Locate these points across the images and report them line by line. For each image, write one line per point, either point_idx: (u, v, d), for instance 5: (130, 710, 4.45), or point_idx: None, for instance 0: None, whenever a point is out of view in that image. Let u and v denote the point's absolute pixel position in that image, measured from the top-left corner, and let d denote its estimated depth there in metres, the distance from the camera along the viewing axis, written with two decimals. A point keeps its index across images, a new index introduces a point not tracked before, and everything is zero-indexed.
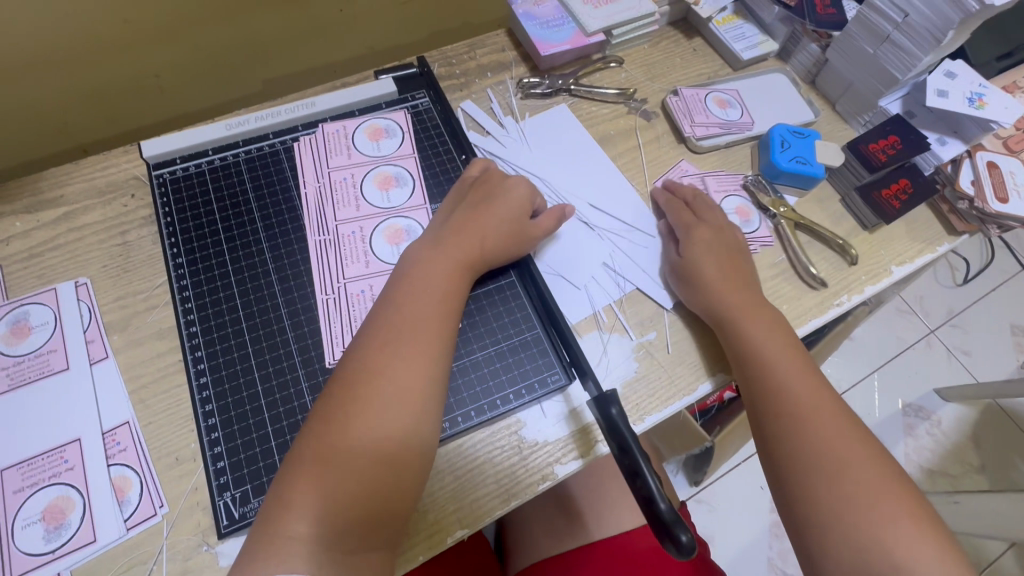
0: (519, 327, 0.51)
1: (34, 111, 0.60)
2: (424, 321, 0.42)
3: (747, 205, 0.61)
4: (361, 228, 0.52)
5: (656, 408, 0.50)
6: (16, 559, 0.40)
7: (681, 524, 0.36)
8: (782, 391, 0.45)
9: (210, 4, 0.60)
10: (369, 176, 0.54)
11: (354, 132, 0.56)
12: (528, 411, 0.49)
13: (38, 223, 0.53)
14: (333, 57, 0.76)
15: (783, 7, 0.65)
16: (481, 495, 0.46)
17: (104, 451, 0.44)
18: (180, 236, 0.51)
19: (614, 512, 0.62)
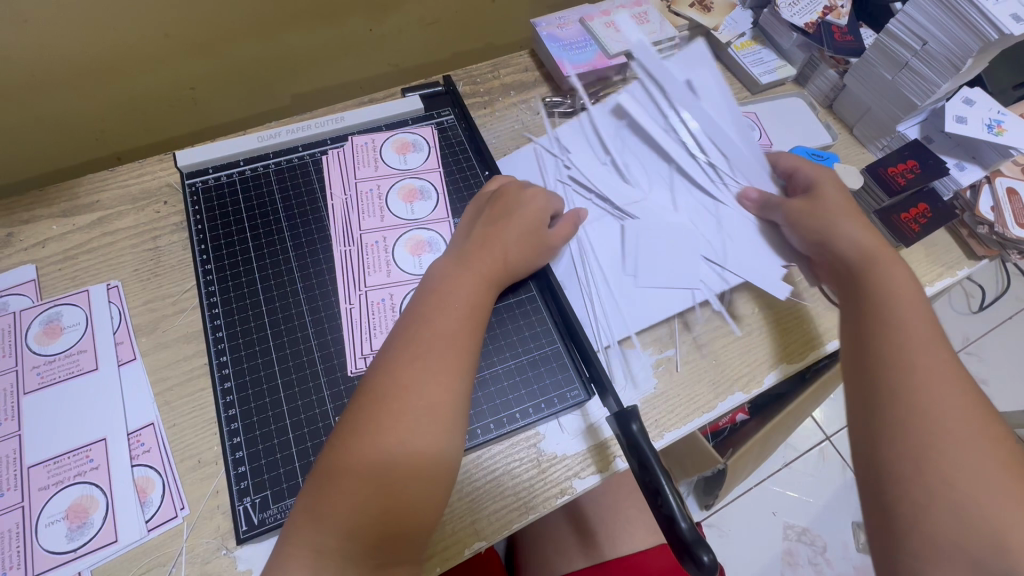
0: (539, 341, 0.51)
1: (75, 119, 0.63)
2: (451, 336, 0.43)
3: None
4: (385, 238, 0.52)
5: (675, 425, 0.50)
6: (40, 557, 0.41)
7: (702, 543, 0.35)
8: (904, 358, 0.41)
9: (247, 21, 0.63)
10: (395, 187, 0.55)
11: (382, 145, 0.57)
12: (546, 425, 0.49)
13: (74, 227, 0.54)
14: (361, 73, 0.79)
15: (801, 34, 0.66)
16: (498, 507, 0.46)
17: (129, 451, 0.45)
18: (210, 243, 0.52)
19: (628, 531, 0.62)
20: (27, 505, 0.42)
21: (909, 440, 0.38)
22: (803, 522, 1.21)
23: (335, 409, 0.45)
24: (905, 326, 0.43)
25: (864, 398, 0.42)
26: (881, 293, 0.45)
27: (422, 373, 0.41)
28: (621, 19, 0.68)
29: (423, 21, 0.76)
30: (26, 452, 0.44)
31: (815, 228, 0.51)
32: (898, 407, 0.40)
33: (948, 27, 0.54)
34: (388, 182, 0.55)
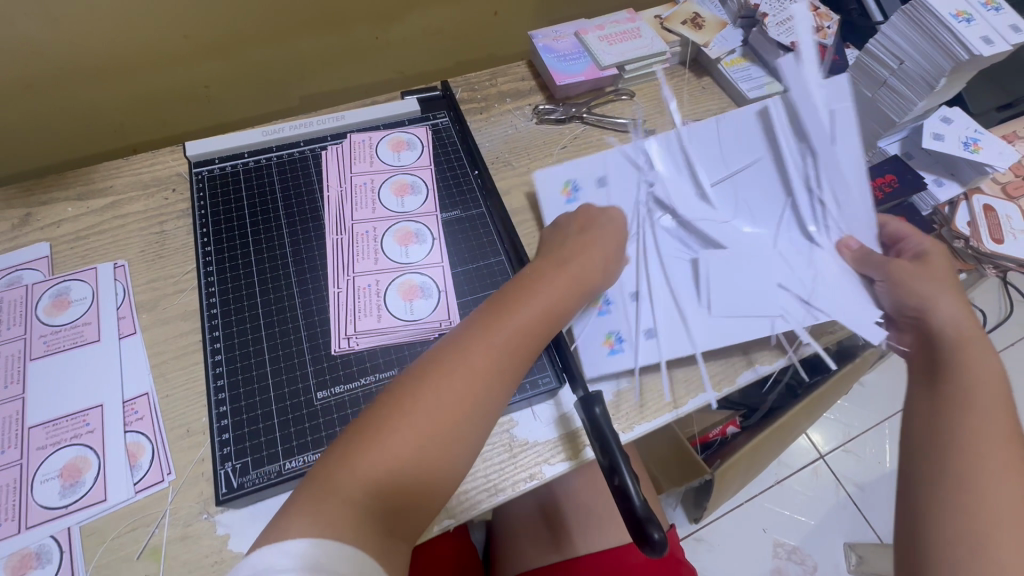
0: None
1: (95, 111, 0.67)
2: (537, 315, 0.44)
3: None
4: (376, 229, 0.55)
5: (645, 418, 0.51)
6: (34, 511, 0.43)
7: (655, 523, 0.37)
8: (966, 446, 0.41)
9: (260, 25, 0.67)
10: (387, 183, 0.58)
11: (378, 143, 0.61)
12: (520, 412, 0.51)
13: (88, 209, 0.58)
14: (367, 79, 0.83)
15: (788, 50, 0.69)
16: (469, 488, 0.47)
17: (123, 418, 0.47)
18: (211, 226, 0.56)
19: (603, 527, 0.63)
20: (25, 462, 0.45)
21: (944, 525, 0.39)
22: (794, 541, 1.20)
23: (317, 385, 0.48)
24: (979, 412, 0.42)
25: (912, 468, 0.43)
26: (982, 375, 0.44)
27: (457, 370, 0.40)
28: (614, 33, 0.71)
29: (428, 31, 0.80)
30: (28, 413, 0.47)
31: (910, 292, 0.48)
32: (941, 483, 0.40)
33: (922, 46, 0.57)
34: (381, 176, 0.59)
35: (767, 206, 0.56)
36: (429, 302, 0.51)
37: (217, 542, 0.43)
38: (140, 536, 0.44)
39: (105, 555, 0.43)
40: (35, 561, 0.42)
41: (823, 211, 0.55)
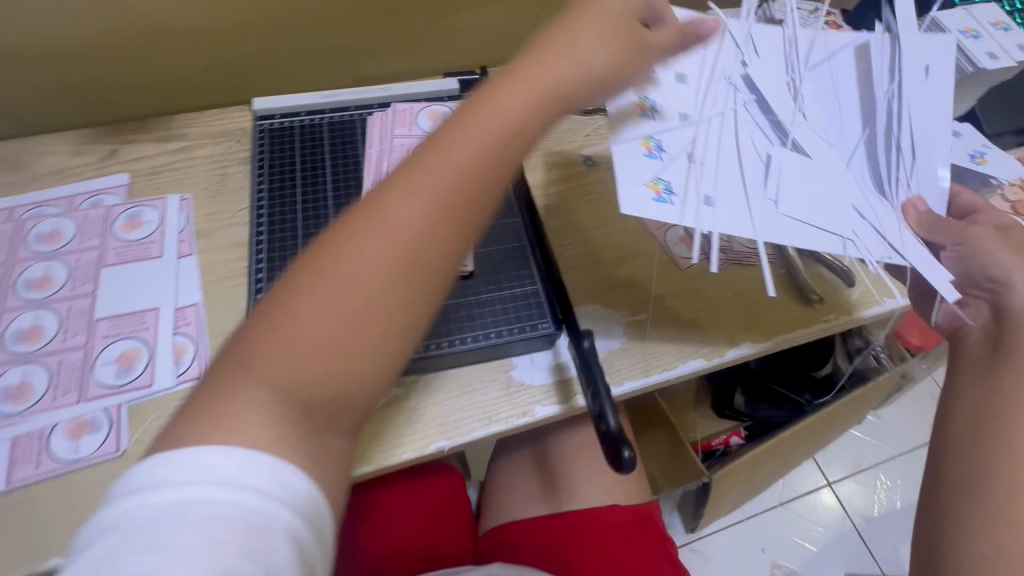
0: (523, 281, 0.57)
1: (177, 72, 0.76)
2: (453, 177, 0.37)
3: None
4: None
5: (637, 376, 0.55)
6: (93, 386, 0.50)
7: (628, 444, 0.41)
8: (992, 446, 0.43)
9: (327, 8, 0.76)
10: (421, 146, 0.64)
11: (417, 112, 0.68)
12: (519, 356, 0.55)
13: (163, 151, 0.66)
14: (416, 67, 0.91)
15: None
16: (465, 415, 0.52)
17: (174, 322, 0.54)
18: (266, 170, 0.63)
19: (590, 489, 0.66)
20: (90, 345, 0.52)
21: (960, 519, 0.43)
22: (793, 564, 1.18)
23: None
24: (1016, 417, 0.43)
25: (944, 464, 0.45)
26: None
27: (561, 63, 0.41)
28: None
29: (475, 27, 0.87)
30: (97, 308, 0.55)
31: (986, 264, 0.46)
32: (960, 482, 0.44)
33: None
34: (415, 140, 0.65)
35: (834, 118, 0.48)
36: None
37: None
38: None
39: (147, 431, 0.49)
40: (88, 427, 0.48)
41: (902, 160, 0.47)
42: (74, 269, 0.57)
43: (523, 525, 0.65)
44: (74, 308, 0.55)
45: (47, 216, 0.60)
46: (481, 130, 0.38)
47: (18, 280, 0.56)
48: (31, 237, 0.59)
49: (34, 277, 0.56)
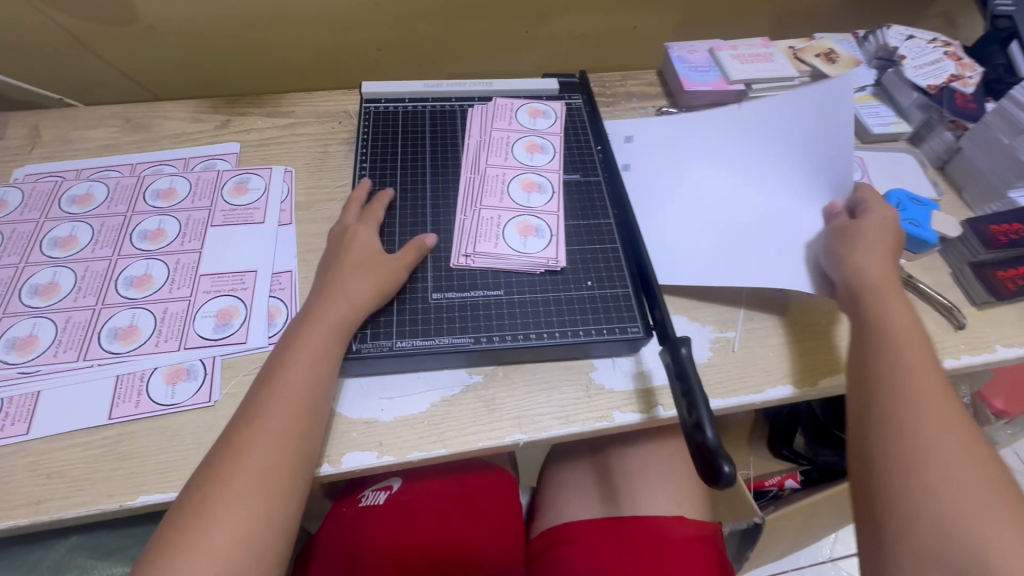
0: (413, 321, 0.52)
1: (98, 81, 0.79)
2: None
3: (528, 221, 0.58)
4: (504, 176, 0.61)
5: (557, 425, 0.51)
6: (193, 337, 0.53)
7: (726, 457, 0.40)
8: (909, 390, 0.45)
9: (252, 23, 0.76)
10: (518, 150, 0.64)
11: (516, 111, 0.67)
12: (432, 390, 0.52)
13: (202, 129, 0.71)
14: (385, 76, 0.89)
15: (923, 93, 0.72)
16: (437, 452, 0.50)
17: (271, 285, 0.58)
18: (369, 164, 0.63)
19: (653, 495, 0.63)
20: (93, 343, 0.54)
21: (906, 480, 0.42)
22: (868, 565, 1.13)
23: (433, 288, 0.54)
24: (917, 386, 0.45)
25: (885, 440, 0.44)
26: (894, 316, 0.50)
27: (265, 430, 0.43)
28: (747, 54, 0.77)
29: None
30: (201, 264, 0.58)
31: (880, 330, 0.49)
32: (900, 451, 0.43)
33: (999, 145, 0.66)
34: (518, 132, 0.65)
35: None
36: (541, 242, 0.57)
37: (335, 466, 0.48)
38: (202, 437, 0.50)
39: (235, 386, 0.51)
40: (184, 375, 0.51)
41: None
42: (182, 226, 0.61)
43: (590, 526, 0.61)
44: (89, 270, 0.57)
45: (97, 178, 0.64)
46: (287, 399, 0.44)
47: (45, 238, 0.59)
48: (64, 197, 0.62)
49: (148, 230, 0.60)
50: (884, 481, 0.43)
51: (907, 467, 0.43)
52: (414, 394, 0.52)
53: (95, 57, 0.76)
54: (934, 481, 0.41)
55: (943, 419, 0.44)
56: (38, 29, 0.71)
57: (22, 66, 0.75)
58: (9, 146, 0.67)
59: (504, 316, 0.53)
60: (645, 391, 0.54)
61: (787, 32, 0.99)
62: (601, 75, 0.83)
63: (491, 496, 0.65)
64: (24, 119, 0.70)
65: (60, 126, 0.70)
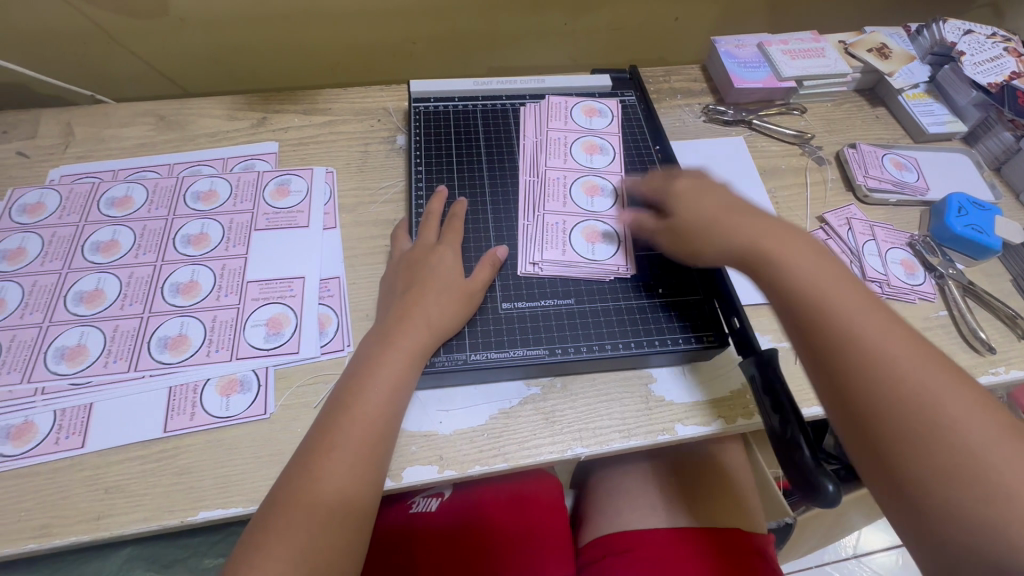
0: (488, 334, 0.51)
1: (126, 73, 0.76)
2: None
3: (595, 227, 0.57)
4: (566, 178, 0.60)
5: (621, 438, 0.50)
6: (244, 346, 0.52)
7: (828, 475, 0.39)
8: (854, 361, 0.40)
9: (288, 17, 0.73)
10: (577, 151, 0.62)
11: (570, 110, 0.65)
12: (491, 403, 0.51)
13: (239, 127, 0.69)
14: (417, 71, 0.86)
15: (982, 92, 0.69)
16: (497, 467, 0.49)
17: (319, 292, 0.56)
18: (422, 168, 0.61)
19: (705, 507, 0.63)
20: (134, 342, 0.52)
21: (926, 468, 0.36)
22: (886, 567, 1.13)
23: (503, 297, 0.53)
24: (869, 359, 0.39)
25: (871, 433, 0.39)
26: (799, 270, 0.44)
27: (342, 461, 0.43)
28: (799, 49, 0.75)
29: None
30: (247, 271, 0.57)
31: (803, 314, 0.43)
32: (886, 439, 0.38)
33: None
34: (575, 132, 0.63)
35: None
36: (610, 249, 0.56)
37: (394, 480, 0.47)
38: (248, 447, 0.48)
39: (291, 398, 0.50)
40: (238, 386, 0.50)
41: None
42: (225, 230, 0.59)
43: (642, 535, 0.61)
44: (133, 276, 0.55)
45: (135, 179, 0.62)
46: (364, 431, 0.44)
47: (85, 242, 0.57)
48: (103, 200, 0.60)
49: (191, 234, 0.59)
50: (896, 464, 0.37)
51: (896, 426, 0.38)
52: (471, 407, 0.51)
53: (124, 51, 0.74)
54: (941, 453, 0.36)
55: (905, 383, 0.38)
56: (67, 22, 0.69)
57: (49, 60, 0.73)
58: (42, 145, 0.65)
59: (576, 328, 0.52)
60: (703, 405, 0.52)
61: (829, 24, 0.96)
62: (644, 70, 0.80)
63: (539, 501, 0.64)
64: (56, 116, 0.68)
65: (92, 123, 0.67)
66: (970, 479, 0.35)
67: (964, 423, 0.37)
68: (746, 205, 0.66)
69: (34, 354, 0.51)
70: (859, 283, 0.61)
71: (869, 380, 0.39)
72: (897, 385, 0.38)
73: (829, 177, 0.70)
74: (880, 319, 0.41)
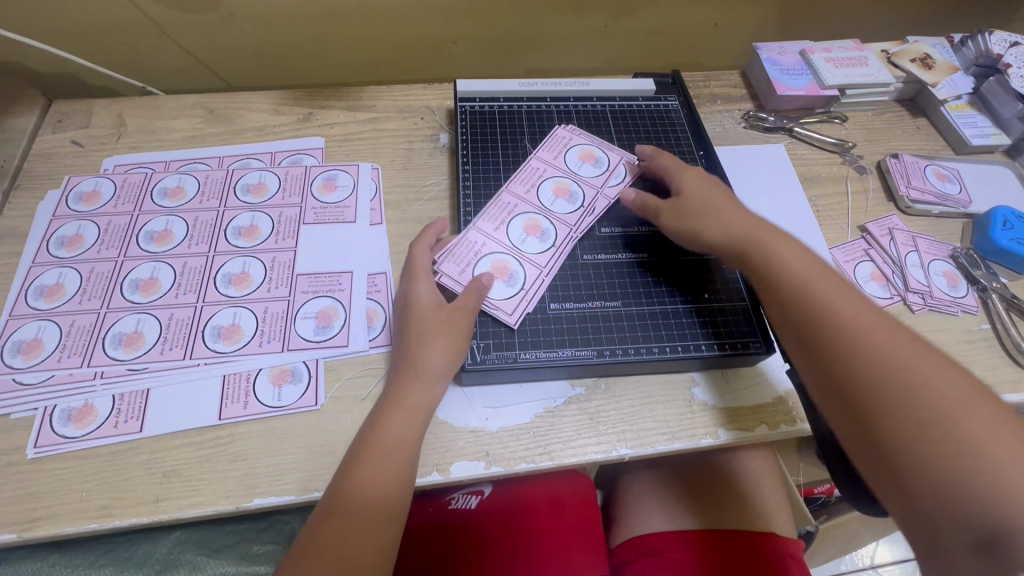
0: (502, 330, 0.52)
1: (175, 66, 0.78)
2: None
3: (509, 264, 0.54)
4: (513, 210, 0.58)
5: (664, 440, 0.50)
6: (295, 338, 0.53)
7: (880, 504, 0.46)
8: (825, 332, 0.42)
9: (333, 13, 0.74)
10: (546, 192, 0.59)
11: (568, 150, 0.63)
12: (536, 402, 0.52)
13: (285, 122, 0.70)
14: (455, 70, 0.86)
15: None
16: (541, 460, 0.49)
17: (367, 287, 0.57)
18: (469, 167, 0.62)
19: (742, 512, 0.63)
20: (189, 330, 0.53)
21: (906, 428, 0.37)
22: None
23: (550, 298, 0.54)
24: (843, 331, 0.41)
25: (851, 393, 0.40)
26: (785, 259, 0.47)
27: (376, 479, 0.44)
28: (841, 58, 0.75)
29: None
30: (297, 264, 0.58)
31: (782, 294, 0.45)
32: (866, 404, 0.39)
33: None
34: (556, 172, 0.61)
35: None
36: (506, 289, 0.53)
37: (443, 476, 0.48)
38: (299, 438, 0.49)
39: (340, 390, 0.51)
40: (289, 377, 0.51)
41: None
42: (275, 223, 0.60)
43: (678, 537, 0.62)
44: (187, 266, 0.57)
45: (187, 171, 0.64)
46: (397, 434, 0.45)
47: (140, 231, 0.59)
48: (156, 190, 0.62)
49: (242, 226, 0.60)
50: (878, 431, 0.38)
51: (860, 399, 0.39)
52: (517, 405, 0.51)
53: (173, 44, 0.75)
54: (915, 411, 0.37)
55: (872, 351, 0.40)
56: (121, 15, 0.70)
57: (101, 51, 0.74)
58: (96, 135, 0.67)
59: (623, 329, 0.53)
60: (746, 410, 0.52)
61: (869, 31, 0.95)
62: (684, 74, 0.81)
63: (574, 500, 0.65)
64: (108, 107, 0.69)
65: (143, 115, 0.69)
66: (943, 443, 0.35)
67: (934, 395, 0.37)
68: (787, 213, 0.66)
69: (92, 340, 0.52)
70: (901, 293, 0.61)
71: (841, 347, 0.41)
72: (868, 351, 0.40)
73: (871, 187, 0.70)
74: (855, 299, 0.43)
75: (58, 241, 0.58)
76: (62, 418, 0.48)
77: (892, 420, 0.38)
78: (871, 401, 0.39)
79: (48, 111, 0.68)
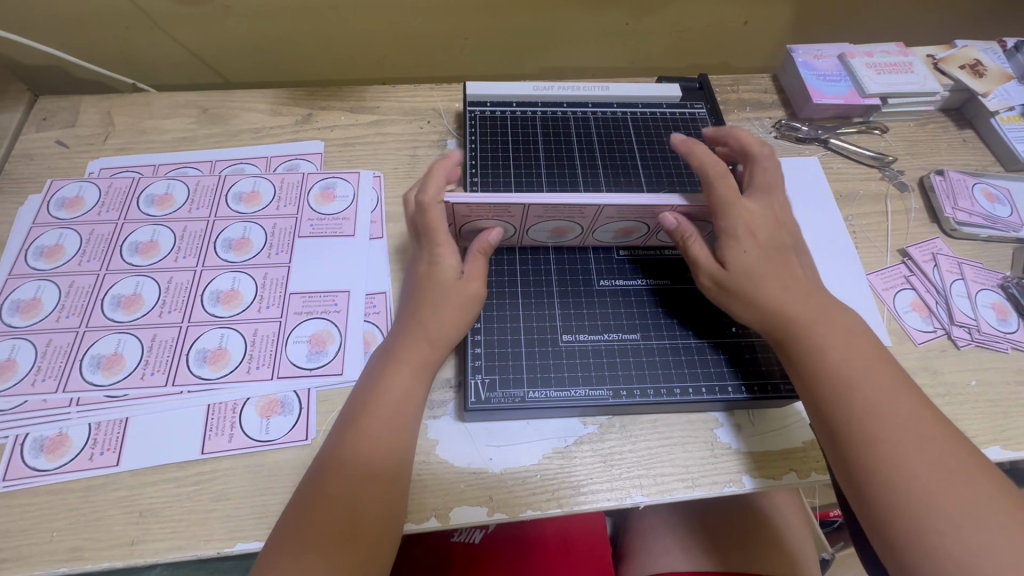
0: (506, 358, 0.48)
1: (169, 61, 0.74)
2: None
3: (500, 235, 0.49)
4: (575, 215, 0.47)
5: (684, 488, 0.46)
6: (286, 365, 0.49)
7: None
8: (865, 418, 0.38)
9: (337, 5, 0.69)
10: (616, 223, 0.49)
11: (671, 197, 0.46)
12: (544, 442, 0.48)
13: (283, 124, 0.65)
14: (465, 67, 0.81)
15: None
16: (545, 507, 0.45)
17: (365, 308, 0.53)
18: (478, 177, 0.57)
19: (765, 554, 0.59)
20: (172, 354, 0.49)
21: (937, 534, 0.34)
22: None
23: (563, 328, 0.50)
24: (883, 421, 0.38)
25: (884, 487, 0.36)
26: (827, 340, 0.41)
27: (364, 456, 0.40)
28: (884, 63, 0.69)
29: None
30: (291, 281, 0.54)
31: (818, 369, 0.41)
32: (899, 502, 0.35)
33: None
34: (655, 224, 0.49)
35: None
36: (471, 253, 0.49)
37: (442, 520, 0.44)
38: (286, 476, 0.45)
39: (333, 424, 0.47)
40: (278, 408, 0.47)
41: None
42: (268, 235, 0.56)
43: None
44: (172, 281, 0.53)
45: (176, 176, 0.60)
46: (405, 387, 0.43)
47: (124, 242, 0.55)
48: (143, 197, 0.58)
49: (233, 238, 0.56)
50: (905, 535, 0.35)
51: (898, 519, 0.35)
52: (524, 444, 0.47)
53: (166, 37, 0.70)
54: (948, 517, 0.34)
55: (912, 448, 0.36)
56: (111, 5, 0.65)
57: (91, 43, 0.70)
58: (82, 135, 0.63)
59: (643, 366, 0.49)
60: (774, 455, 0.48)
61: (910, 31, 0.89)
62: (711, 77, 0.75)
63: (583, 534, 0.61)
64: (96, 105, 0.65)
65: (133, 114, 0.65)
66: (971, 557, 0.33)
67: (975, 510, 0.34)
68: (821, 234, 0.61)
69: (69, 362, 0.48)
70: (945, 326, 0.56)
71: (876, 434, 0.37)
72: (906, 445, 0.37)
73: (912, 206, 0.64)
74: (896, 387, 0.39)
75: (38, 252, 0.54)
76: (34, 448, 0.45)
77: (923, 523, 0.34)
78: (904, 500, 0.35)
79: (33, 108, 0.64)
